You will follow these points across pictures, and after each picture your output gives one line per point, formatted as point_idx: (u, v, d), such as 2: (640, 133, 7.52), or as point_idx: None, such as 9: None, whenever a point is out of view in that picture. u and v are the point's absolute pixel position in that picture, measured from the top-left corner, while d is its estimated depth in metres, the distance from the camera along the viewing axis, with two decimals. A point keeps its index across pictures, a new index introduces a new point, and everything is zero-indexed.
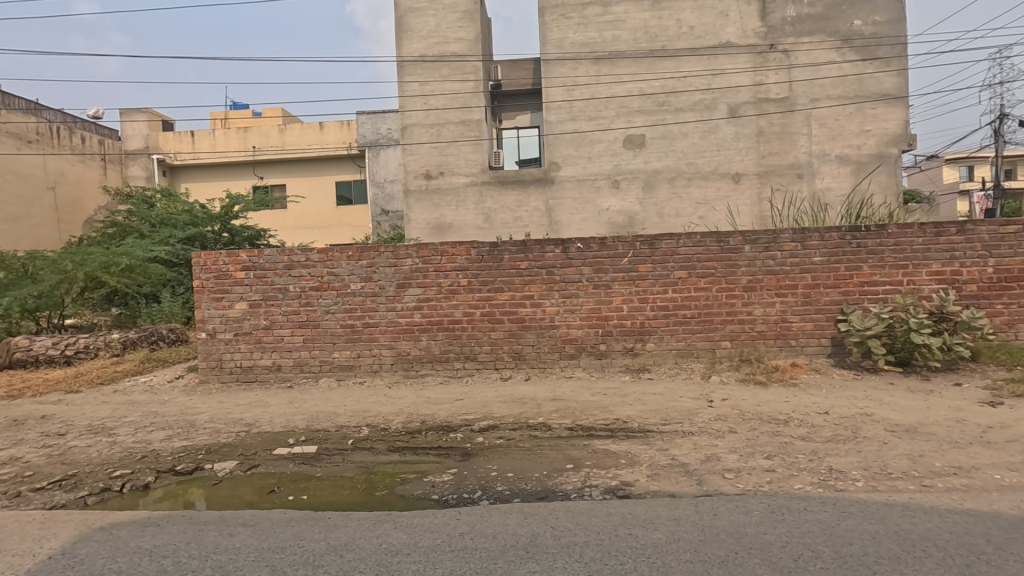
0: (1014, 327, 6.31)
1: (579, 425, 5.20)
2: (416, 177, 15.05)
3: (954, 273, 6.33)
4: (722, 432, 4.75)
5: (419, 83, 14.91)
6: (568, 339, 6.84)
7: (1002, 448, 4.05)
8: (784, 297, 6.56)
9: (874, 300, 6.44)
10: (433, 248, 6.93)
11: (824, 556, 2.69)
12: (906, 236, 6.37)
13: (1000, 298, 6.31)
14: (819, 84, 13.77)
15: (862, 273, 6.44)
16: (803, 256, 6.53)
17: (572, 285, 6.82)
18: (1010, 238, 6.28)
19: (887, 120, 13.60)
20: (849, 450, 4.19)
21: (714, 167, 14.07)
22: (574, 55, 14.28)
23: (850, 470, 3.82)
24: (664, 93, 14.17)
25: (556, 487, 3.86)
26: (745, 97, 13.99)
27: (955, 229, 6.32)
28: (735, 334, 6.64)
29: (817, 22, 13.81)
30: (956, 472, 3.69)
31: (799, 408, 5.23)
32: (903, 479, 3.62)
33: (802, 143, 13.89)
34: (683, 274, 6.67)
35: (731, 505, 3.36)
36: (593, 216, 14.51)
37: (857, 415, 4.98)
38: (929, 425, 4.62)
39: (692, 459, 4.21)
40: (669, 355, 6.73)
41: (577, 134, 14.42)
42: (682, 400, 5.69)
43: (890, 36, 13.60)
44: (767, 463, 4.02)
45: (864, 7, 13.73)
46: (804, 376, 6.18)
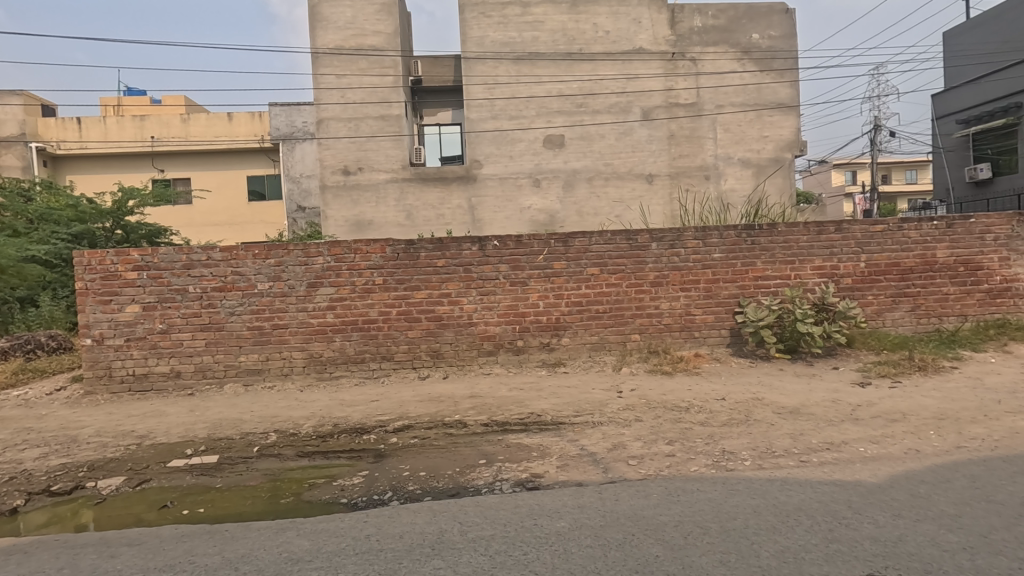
0: (882, 315, 7.06)
1: (494, 420, 5.26)
2: (334, 173, 14.52)
3: (833, 267, 7.00)
4: (629, 421, 4.98)
5: (336, 76, 14.41)
6: (485, 336, 6.89)
7: (868, 423, 4.54)
8: (687, 291, 6.96)
9: (767, 293, 6.98)
10: (346, 246, 6.74)
11: (710, 531, 2.90)
12: (793, 234, 6.97)
13: (871, 290, 7.04)
14: (723, 92, 14.70)
15: (756, 268, 6.96)
16: (704, 253, 6.96)
17: (489, 283, 6.87)
18: (879, 236, 7.04)
19: (782, 127, 14.78)
20: (741, 433, 4.52)
21: (629, 168, 14.64)
22: (494, 54, 14.32)
23: (740, 450, 4.14)
24: (582, 95, 14.55)
25: (467, 483, 3.89)
26: (658, 101, 14.64)
27: (834, 228, 7.00)
28: (643, 328, 6.96)
29: (720, 34, 14.73)
30: (829, 447, 4.09)
31: (699, 396, 5.58)
32: (785, 456, 3.96)
33: (708, 146, 14.75)
34: (595, 270, 6.91)
35: (632, 490, 3.53)
36: (514, 215, 14.67)
37: (749, 399, 5.40)
38: (810, 406, 5.09)
39: (600, 448, 4.39)
40: (583, 349, 6.95)
41: (498, 132, 14.50)
42: (594, 392, 5.91)
43: (784, 50, 14.79)
44: (668, 449, 4.26)
45: (760, 22, 14.83)
46: (705, 365, 6.60)
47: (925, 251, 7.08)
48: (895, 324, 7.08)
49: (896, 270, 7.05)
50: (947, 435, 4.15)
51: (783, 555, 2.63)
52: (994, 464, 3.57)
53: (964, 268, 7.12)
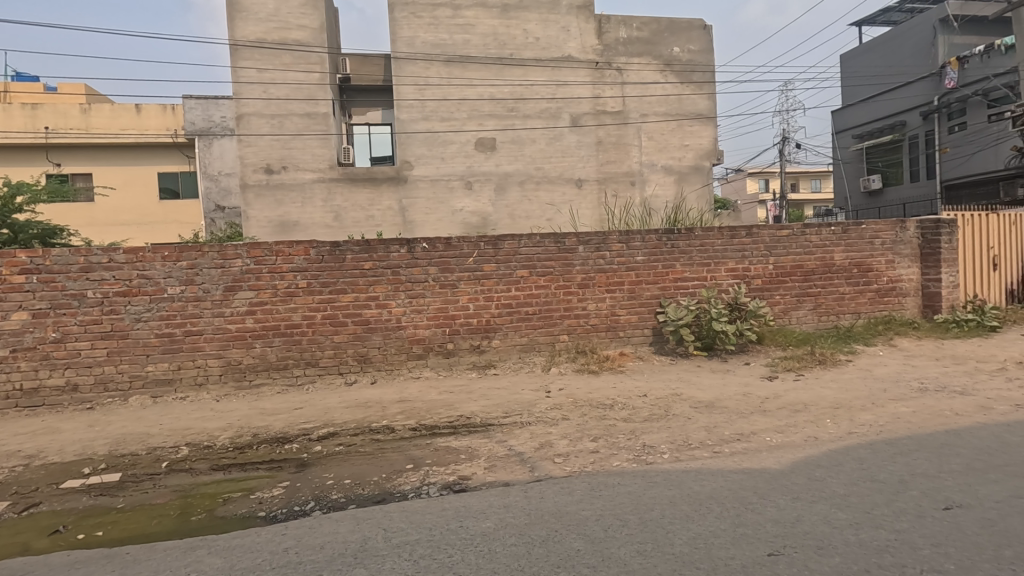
0: (788, 314, 7.63)
1: (423, 424, 5.20)
2: (255, 171, 13.82)
3: (744, 269, 7.48)
4: (556, 419, 5.09)
5: (257, 70, 13.73)
6: (414, 339, 6.81)
7: (773, 414, 4.89)
8: (612, 293, 7.20)
9: (686, 294, 7.35)
10: (266, 248, 6.44)
11: (629, 523, 3.02)
12: (708, 238, 7.39)
13: (778, 290, 7.58)
14: (647, 101, 15.34)
15: (675, 270, 7.32)
16: (627, 256, 7.23)
17: (418, 285, 6.80)
18: (784, 240, 7.59)
19: (701, 137, 15.63)
20: (660, 427, 4.73)
21: (559, 172, 14.95)
22: (425, 55, 14.16)
23: (659, 444, 4.33)
24: (513, 99, 14.70)
25: (394, 489, 3.83)
26: (586, 108, 15.04)
27: (745, 233, 7.49)
28: (571, 329, 7.13)
29: (644, 46, 15.36)
30: (739, 437, 4.37)
31: (623, 393, 5.79)
32: (700, 448, 4.19)
33: (634, 153, 15.32)
34: (524, 273, 7.00)
35: (557, 488, 3.61)
36: (446, 217, 14.58)
37: (669, 395, 5.67)
38: (723, 400, 5.41)
39: (527, 447, 4.46)
40: (513, 350, 7.02)
41: (429, 134, 14.35)
42: (523, 392, 5.98)
43: (702, 64, 15.67)
44: (592, 445, 4.39)
45: (681, 36, 15.63)
46: (629, 364, 6.87)
47: (824, 254, 7.72)
48: (799, 321, 7.66)
49: (800, 272, 7.63)
50: (840, 422, 4.54)
51: (695, 542, 2.77)
52: (878, 447, 3.95)
53: (857, 269, 7.82)
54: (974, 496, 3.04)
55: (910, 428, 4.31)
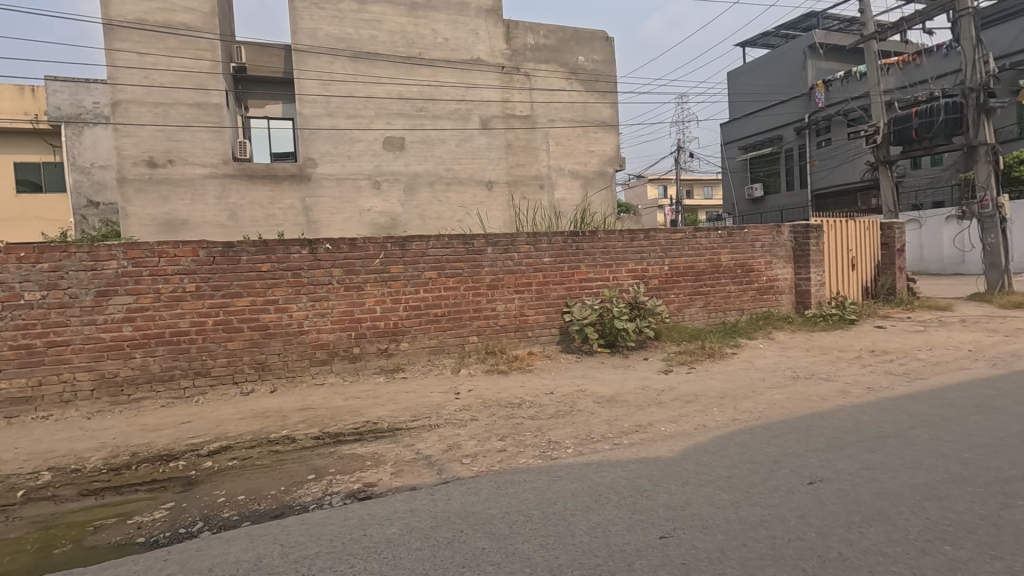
0: (682, 311, 8.19)
1: (327, 432, 5.00)
2: (136, 165, 12.56)
3: (643, 270, 7.94)
4: (465, 421, 5.10)
5: (136, 53, 12.48)
6: (317, 344, 6.53)
7: (667, 405, 5.22)
8: (520, 293, 7.34)
9: (590, 293, 7.67)
10: (147, 248, 5.90)
11: (533, 518, 3.10)
12: (610, 240, 7.76)
13: (673, 289, 8.12)
14: (555, 107, 15.80)
15: (580, 271, 7.61)
16: (535, 257, 7.41)
17: (321, 288, 6.53)
18: (678, 243, 8.15)
19: (604, 143, 16.36)
20: (565, 423, 4.90)
21: (470, 174, 14.95)
22: (329, 49, 13.59)
23: (564, 439, 4.48)
24: (422, 99, 14.51)
25: (293, 502, 3.64)
26: (495, 111, 15.17)
27: (643, 236, 7.94)
28: (480, 329, 7.18)
29: (551, 53, 15.81)
30: (637, 429, 4.62)
31: (531, 391, 5.92)
32: (601, 441, 4.39)
33: (542, 157, 15.68)
34: (433, 274, 6.96)
35: (463, 488, 3.62)
36: (353, 217, 14.05)
37: (574, 391, 5.87)
38: (623, 394, 5.70)
39: (435, 450, 4.43)
40: (422, 353, 6.94)
41: (334, 131, 13.76)
42: (432, 395, 5.93)
43: (604, 74, 16.42)
44: (500, 444, 4.45)
45: (585, 46, 16.27)
46: (537, 362, 7.03)
47: (712, 255, 8.36)
48: (691, 318, 8.24)
49: (692, 272, 8.22)
50: (725, 410, 4.94)
51: (595, 531, 2.90)
52: (757, 431, 4.35)
53: (741, 270, 8.55)
54: (832, 470, 3.44)
55: (782, 412, 4.79)
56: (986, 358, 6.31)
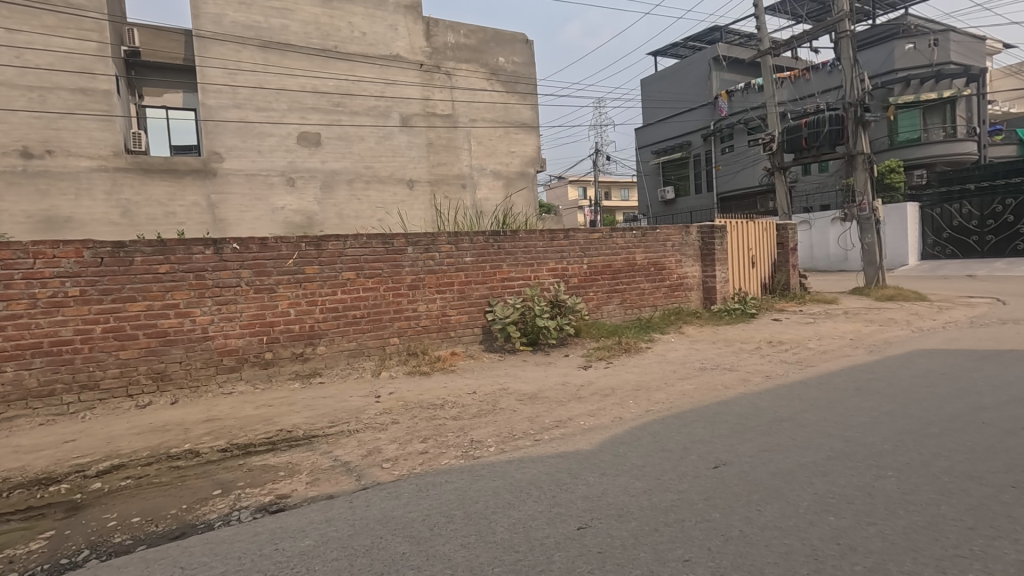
0: (601, 308, 8.48)
1: (235, 443, 4.70)
2: (6, 155, 11.17)
3: (563, 268, 8.15)
4: (386, 424, 4.99)
5: (5, 29, 11.09)
6: (224, 350, 6.12)
7: (586, 400, 5.38)
8: (442, 293, 7.29)
9: (512, 292, 7.75)
10: (19, 249, 5.29)
11: (455, 518, 3.08)
12: (531, 240, 7.89)
13: (591, 287, 8.40)
14: (476, 107, 15.82)
15: (502, 270, 7.68)
16: (456, 257, 7.38)
17: (228, 291, 6.13)
18: (596, 242, 8.43)
19: (526, 144, 16.58)
20: (488, 422, 4.92)
21: (390, 172, 14.59)
22: (235, 37, 12.79)
23: (486, 438, 4.50)
24: (339, 94, 13.98)
25: (197, 520, 3.39)
26: (416, 109, 14.92)
27: (563, 236, 8.15)
28: (401, 331, 7.05)
29: (471, 53, 15.78)
30: (558, 424, 4.72)
31: (453, 392, 5.89)
32: (523, 438, 4.45)
33: (464, 157, 15.63)
34: (350, 275, 6.73)
35: (383, 493, 3.54)
36: (265, 215, 13.27)
37: (496, 390, 5.92)
38: (545, 390, 5.81)
39: (354, 456, 4.29)
40: (340, 357, 6.69)
41: (242, 123, 12.94)
42: (351, 400, 5.74)
43: (524, 76, 16.63)
44: (422, 446, 4.38)
45: (506, 48, 16.40)
46: (460, 362, 7.00)
47: (628, 255, 8.73)
48: (609, 315, 8.57)
49: (609, 271, 8.55)
50: (640, 402, 5.17)
51: (515, 527, 2.93)
52: (668, 420, 4.59)
53: (655, 268, 8.99)
54: (734, 453, 3.69)
55: (692, 402, 5.07)
56: (865, 345, 7.03)
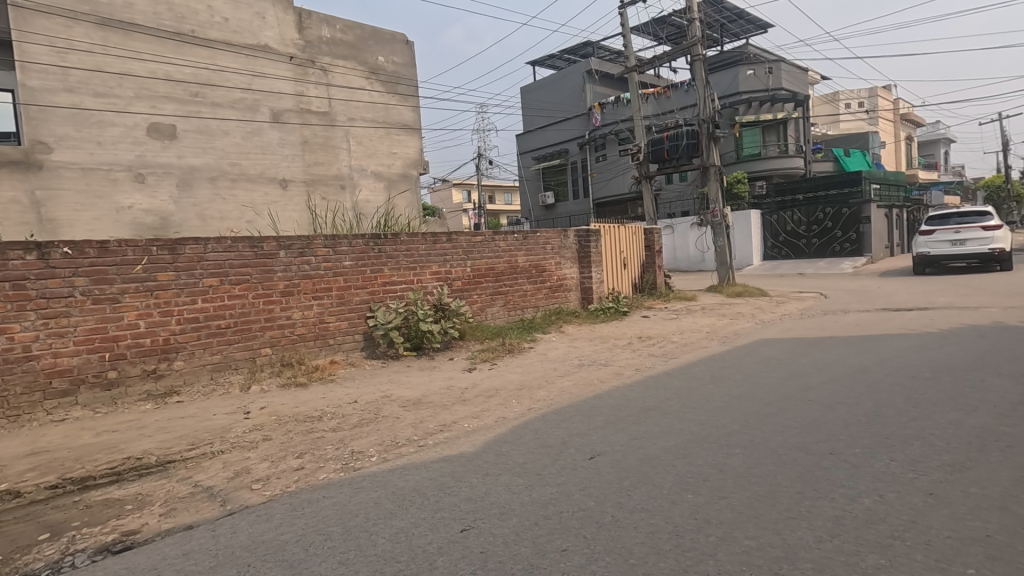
0: (484, 311, 8.62)
1: (68, 478, 4.07)
2: None
3: (446, 272, 8.16)
4: (256, 441, 4.63)
5: None
6: (54, 371, 5.30)
7: (471, 402, 5.41)
8: (319, 300, 6.93)
9: (394, 297, 7.58)
10: None
11: (332, 535, 2.93)
12: (414, 243, 7.80)
13: (474, 290, 8.50)
14: (354, 106, 15.20)
15: (383, 274, 7.48)
16: (334, 261, 7.06)
17: (59, 302, 5.32)
18: (478, 245, 8.55)
19: (408, 146, 16.22)
20: (369, 431, 4.75)
21: (259, 171, 13.53)
22: (65, 10, 11.11)
23: (368, 448, 4.34)
24: (198, 84, 12.71)
25: (16, 573, 2.87)
26: (288, 104, 14.04)
27: (446, 238, 8.16)
28: (274, 340, 6.58)
29: (348, 49, 15.18)
30: (443, 428, 4.69)
31: (331, 402, 5.61)
32: (406, 445, 4.35)
33: (343, 157, 14.96)
34: (213, 281, 6.16)
35: (252, 517, 3.28)
36: (107, 215, 11.57)
37: (379, 397, 5.74)
38: (429, 395, 5.75)
39: (218, 479, 3.92)
40: (201, 372, 6.08)
41: (76, 110, 11.22)
42: (215, 418, 5.24)
43: (406, 77, 16.28)
44: (297, 462, 4.12)
45: (385, 46, 15.96)
46: (340, 371, 6.68)
47: (509, 258, 8.95)
48: (492, 317, 8.71)
49: (492, 274, 8.70)
50: (523, 401, 5.31)
51: (397, 536, 2.87)
52: (548, 416, 4.77)
53: (536, 270, 9.30)
54: (608, 444, 3.92)
55: (570, 397, 5.32)
56: (719, 337, 7.87)
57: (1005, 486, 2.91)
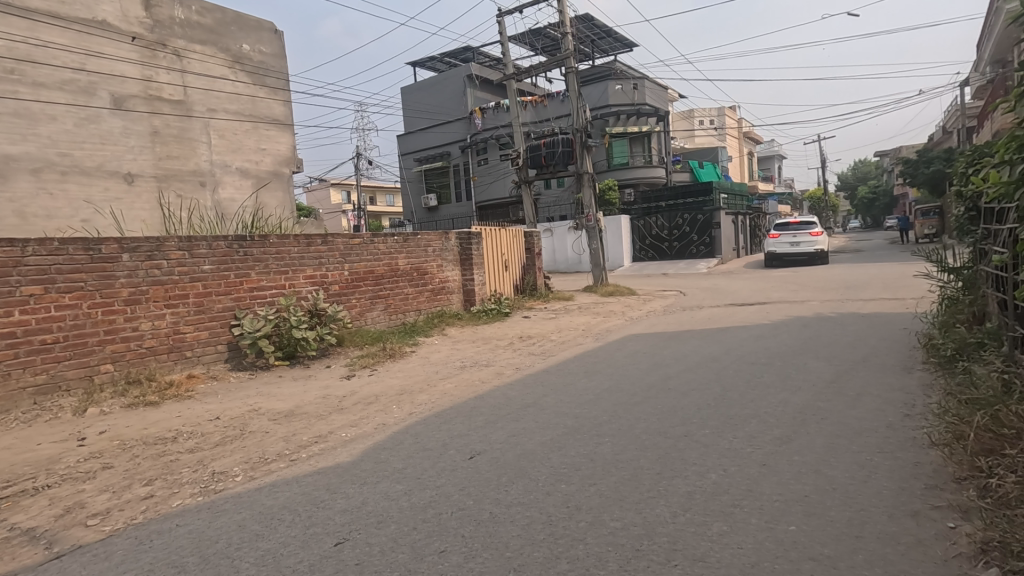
0: (364, 315, 8.34)
1: None
2: None
3: (322, 275, 7.78)
4: (93, 472, 4.05)
5: None
6: None
7: (349, 410, 5.21)
8: (173, 308, 6.26)
9: (263, 303, 7.07)
10: None
11: (189, 566, 2.67)
12: (284, 246, 7.34)
13: (353, 293, 8.20)
14: (214, 96, 13.37)
15: (250, 279, 6.95)
16: (190, 265, 6.43)
17: None
18: (357, 248, 8.26)
19: (279, 142, 14.67)
20: (234, 449, 4.37)
21: (98, 163, 11.23)
22: None
23: (231, 467, 4.00)
24: (14, 59, 10.21)
25: None
26: (134, 90, 11.91)
27: (321, 240, 7.77)
28: (118, 355, 5.82)
29: (207, 34, 13.38)
30: (318, 439, 4.47)
31: (189, 421, 5.08)
32: (276, 460, 4.08)
33: (202, 151, 13.02)
34: (35, 290, 5.30)
35: (88, 557, 2.88)
36: None
37: (246, 412, 5.31)
38: (303, 406, 5.43)
39: (42, 520, 3.37)
40: (20, 396, 5.18)
41: None
42: (38, 449, 4.49)
43: (274, 68, 14.80)
44: (145, 490, 3.68)
45: (250, 34, 14.34)
46: (200, 386, 6.07)
47: (390, 260, 8.76)
48: (373, 321, 8.46)
49: (372, 277, 8.46)
50: (403, 406, 5.22)
51: (264, 559, 2.68)
52: (429, 420, 4.75)
53: (417, 273, 9.20)
54: (487, 442, 4.00)
55: (451, 400, 5.32)
56: (593, 334, 8.36)
57: (820, 452, 3.43)
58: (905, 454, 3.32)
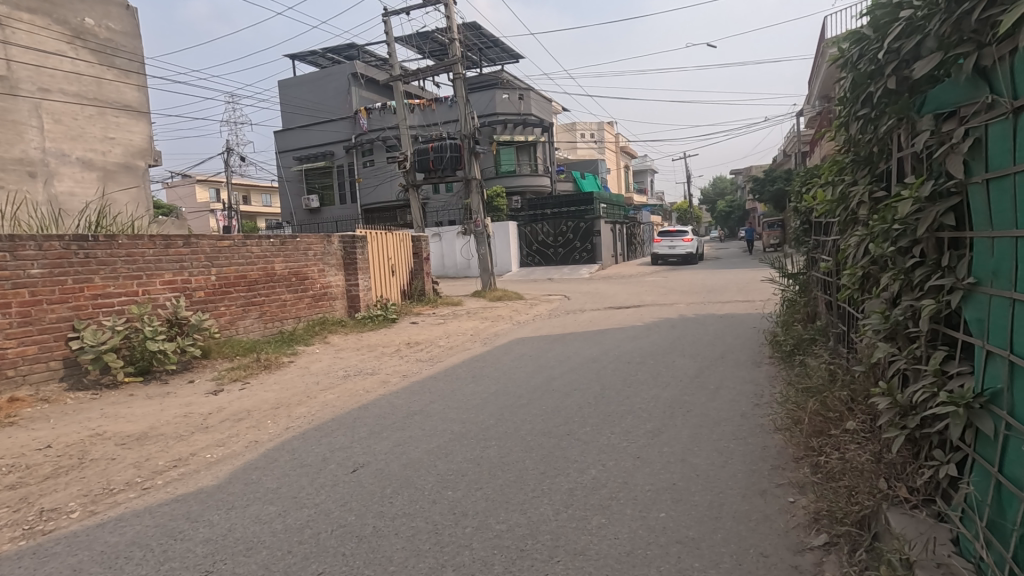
0: (234, 324, 7.67)
1: None
2: None
3: (184, 281, 7.04)
4: None
5: None
6: None
7: (215, 429, 4.75)
8: None
9: (109, 312, 6.22)
10: None
11: None
12: (137, 247, 6.55)
13: (222, 300, 7.51)
14: (47, 74, 11.52)
15: (93, 284, 6.08)
16: (14, 269, 5.49)
17: None
18: (225, 251, 7.57)
19: (131, 132, 13.01)
20: (69, 482, 3.77)
21: None
22: None
23: (66, 503, 3.45)
24: None
25: None
26: None
27: (182, 242, 7.03)
28: None
29: (38, 1, 11.47)
30: (176, 463, 4.01)
31: (10, 451, 4.31)
32: (125, 490, 3.60)
33: (31, 136, 11.18)
34: None
35: None
36: None
37: (85, 438, 4.61)
38: (159, 427, 4.84)
39: None
40: None
41: None
42: None
43: (126, 48, 13.11)
44: None
45: (95, 7, 12.57)
46: (27, 411, 5.19)
47: (265, 265, 8.16)
48: (245, 330, 7.80)
49: (243, 282, 7.80)
50: (279, 421, 4.86)
51: None
52: (308, 434, 4.46)
53: (295, 278, 8.64)
54: (371, 454, 3.84)
55: (333, 411, 5.06)
56: (481, 339, 8.42)
57: (685, 442, 3.73)
58: (754, 439, 3.73)
